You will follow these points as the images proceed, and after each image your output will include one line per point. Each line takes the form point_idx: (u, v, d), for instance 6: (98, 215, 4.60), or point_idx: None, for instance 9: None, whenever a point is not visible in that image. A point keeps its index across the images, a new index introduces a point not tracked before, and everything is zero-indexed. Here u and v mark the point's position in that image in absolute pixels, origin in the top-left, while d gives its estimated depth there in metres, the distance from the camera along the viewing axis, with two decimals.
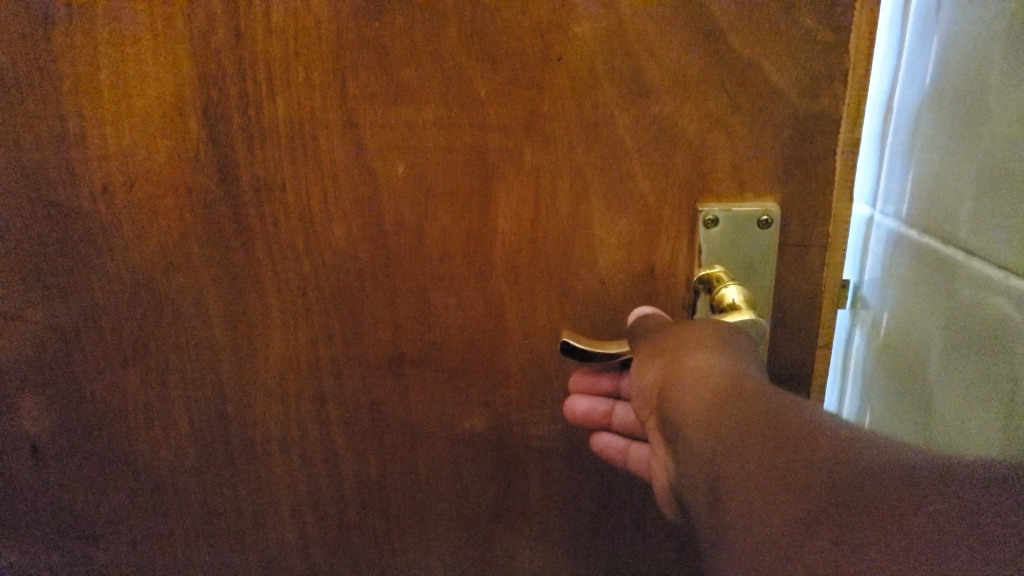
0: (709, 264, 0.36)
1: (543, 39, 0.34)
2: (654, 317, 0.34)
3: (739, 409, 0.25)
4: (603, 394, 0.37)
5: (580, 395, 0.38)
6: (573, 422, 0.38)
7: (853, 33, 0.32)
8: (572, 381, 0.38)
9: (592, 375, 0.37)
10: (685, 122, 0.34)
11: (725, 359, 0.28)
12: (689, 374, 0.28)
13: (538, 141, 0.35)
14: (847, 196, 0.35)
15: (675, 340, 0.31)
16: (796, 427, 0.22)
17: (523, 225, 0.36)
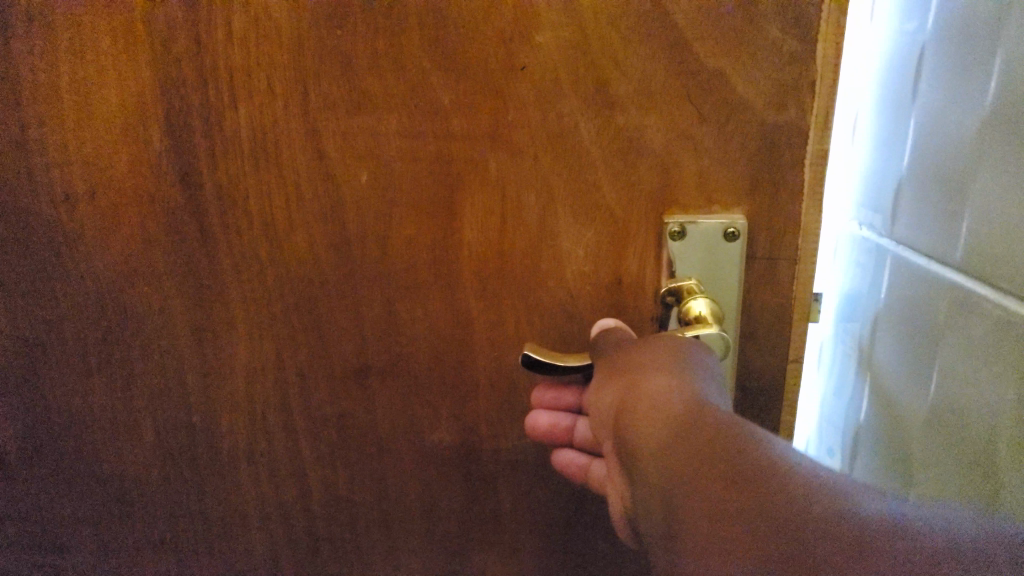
0: (684, 278, 0.35)
1: (505, 48, 0.33)
2: (620, 334, 0.33)
3: (696, 441, 0.24)
4: (565, 408, 0.36)
5: (541, 409, 0.36)
6: (535, 437, 0.37)
7: (819, 43, 0.32)
8: (534, 395, 0.37)
9: (556, 389, 0.36)
10: (650, 132, 0.34)
11: (681, 381, 0.28)
12: (647, 397, 0.28)
13: (502, 152, 0.35)
14: (815, 208, 0.34)
15: (634, 359, 0.30)
16: (757, 470, 0.22)
17: (488, 236, 0.36)
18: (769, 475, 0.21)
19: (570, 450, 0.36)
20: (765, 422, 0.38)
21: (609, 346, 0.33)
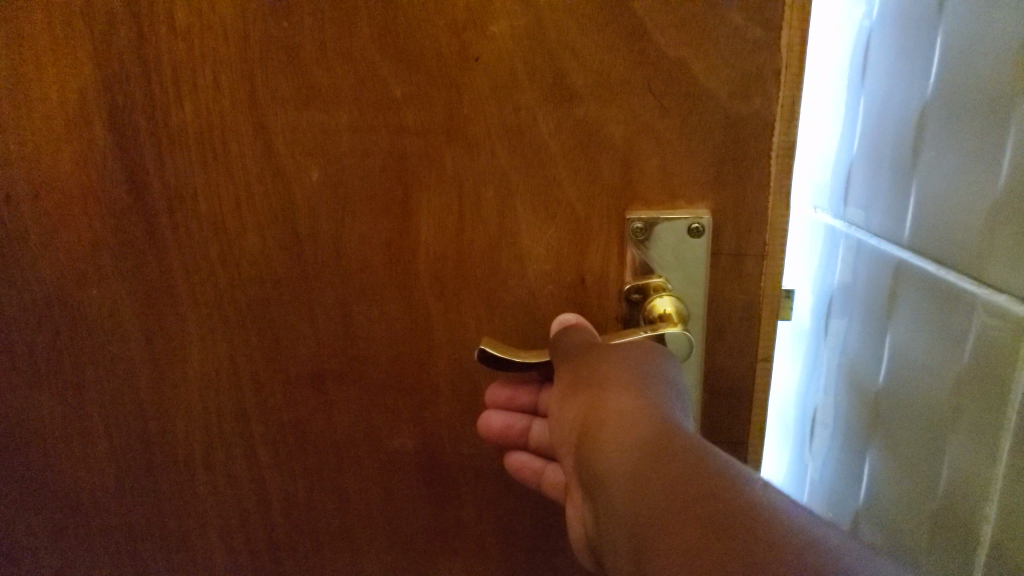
0: (651, 274, 0.34)
1: (458, 38, 0.32)
2: (582, 334, 0.31)
3: (666, 476, 0.23)
4: (520, 409, 0.35)
5: (495, 411, 0.36)
6: (489, 440, 0.36)
7: (784, 30, 0.31)
8: (488, 395, 0.36)
9: (510, 388, 0.36)
10: (611, 125, 0.33)
11: (648, 403, 0.26)
12: (614, 419, 0.26)
13: (458, 147, 0.33)
14: (782, 202, 0.33)
15: (597, 371, 0.29)
16: (728, 514, 0.20)
17: (446, 233, 0.35)
18: (742, 519, 0.20)
19: (525, 453, 0.36)
20: (735, 423, 0.36)
21: (569, 347, 0.31)
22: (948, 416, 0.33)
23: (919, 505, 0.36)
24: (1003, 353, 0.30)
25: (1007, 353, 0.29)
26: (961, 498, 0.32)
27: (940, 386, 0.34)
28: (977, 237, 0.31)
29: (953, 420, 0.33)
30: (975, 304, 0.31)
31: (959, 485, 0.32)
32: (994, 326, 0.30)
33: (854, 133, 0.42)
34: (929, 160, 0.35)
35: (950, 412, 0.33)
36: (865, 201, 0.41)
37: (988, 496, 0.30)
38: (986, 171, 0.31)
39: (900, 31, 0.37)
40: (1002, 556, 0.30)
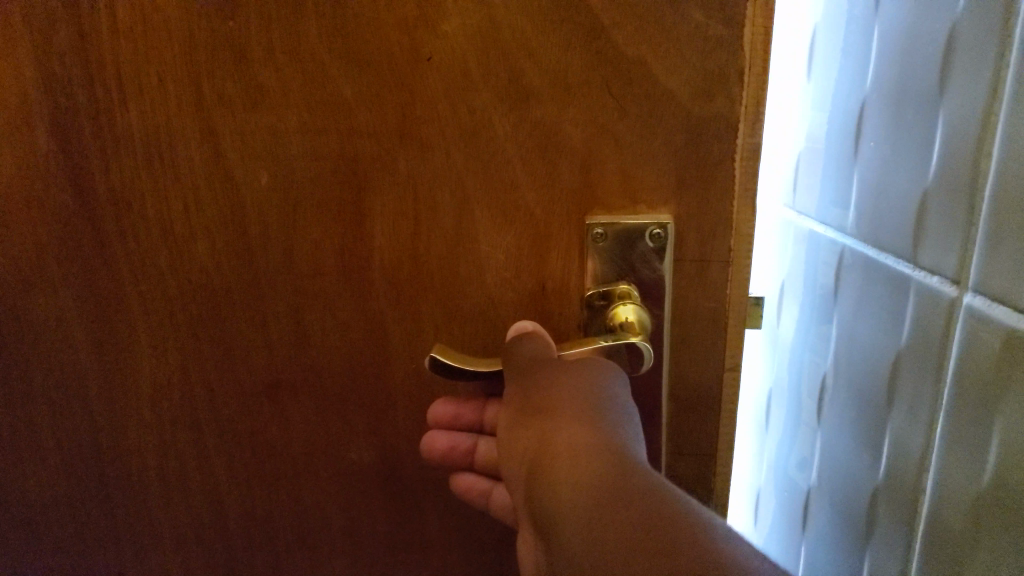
0: (613, 281, 0.33)
1: (408, 38, 0.31)
2: (538, 347, 0.30)
3: (627, 516, 0.22)
4: (464, 429, 0.34)
5: (439, 430, 0.34)
6: (433, 459, 0.35)
7: (746, 27, 0.30)
8: (431, 413, 0.34)
9: (454, 408, 0.34)
10: (569, 127, 0.31)
11: (598, 436, 0.26)
12: (563, 454, 0.26)
13: (412, 150, 0.32)
14: (748, 206, 0.32)
15: (545, 401, 0.28)
16: (692, 560, 0.20)
17: (401, 239, 0.33)
18: (707, 565, 0.19)
19: (469, 471, 0.35)
20: (702, 435, 0.35)
21: (524, 366, 0.29)
22: (890, 392, 0.36)
23: (885, 498, 0.36)
24: (936, 331, 0.32)
25: (939, 331, 0.32)
26: (905, 472, 0.34)
27: (884, 365, 0.36)
28: (911, 222, 0.34)
29: (894, 396, 0.35)
30: (910, 285, 0.34)
31: (902, 459, 0.35)
32: (928, 306, 0.32)
33: (808, 128, 0.44)
34: (871, 153, 0.37)
35: (891, 389, 0.36)
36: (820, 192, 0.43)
37: (925, 466, 0.33)
38: (919, 161, 0.33)
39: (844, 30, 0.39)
40: (937, 523, 0.32)
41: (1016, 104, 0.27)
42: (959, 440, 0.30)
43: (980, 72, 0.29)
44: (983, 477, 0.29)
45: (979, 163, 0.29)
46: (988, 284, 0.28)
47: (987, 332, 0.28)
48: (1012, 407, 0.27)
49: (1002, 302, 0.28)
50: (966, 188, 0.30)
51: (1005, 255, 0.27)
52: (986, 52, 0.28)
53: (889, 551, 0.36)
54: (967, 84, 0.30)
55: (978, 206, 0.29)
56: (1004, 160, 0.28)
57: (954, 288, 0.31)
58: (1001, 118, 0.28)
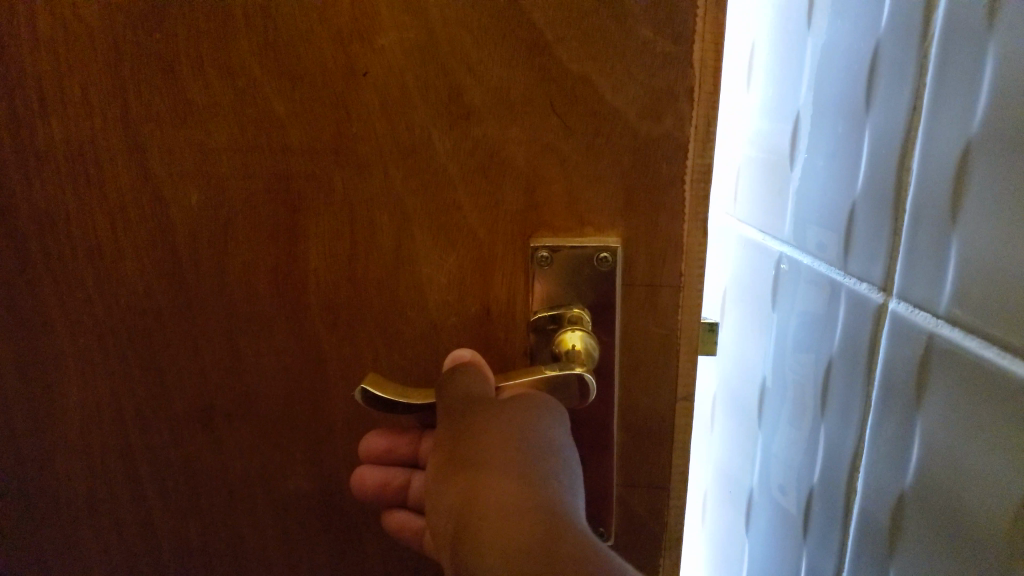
0: (567, 303, 0.32)
1: (344, 52, 0.29)
2: (472, 390, 0.29)
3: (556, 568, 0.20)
4: (398, 463, 0.32)
5: (371, 465, 0.32)
6: (363, 495, 0.33)
7: (696, 44, 0.28)
8: (364, 447, 0.32)
9: (387, 439, 0.32)
10: (513, 147, 0.30)
11: (528, 480, 0.24)
12: (492, 498, 0.23)
13: (349, 169, 0.31)
14: (699, 229, 0.31)
15: (475, 439, 0.26)
16: None
17: (338, 261, 0.32)
18: None
19: (404, 510, 0.32)
20: (654, 466, 0.34)
21: (455, 411, 0.28)
22: (826, 390, 0.38)
23: (828, 497, 0.38)
24: (865, 334, 0.34)
25: (867, 333, 0.34)
26: (842, 470, 0.37)
27: (822, 365, 0.39)
28: (843, 232, 0.36)
29: (830, 394, 0.38)
30: (842, 290, 0.36)
31: (840, 457, 0.37)
32: (858, 311, 0.35)
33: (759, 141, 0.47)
34: (810, 167, 0.40)
35: (827, 387, 0.38)
36: (769, 202, 0.45)
37: (858, 462, 0.35)
38: (849, 176, 0.36)
39: (789, 51, 0.42)
40: (870, 517, 0.34)
41: (933, 125, 0.29)
42: (888, 439, 0.32)
43: (901, 94, 0.31)
44: (909, 471, 0.31)
45: (901, 179, 0.31)
46: (909, 291, 0.31)
47: (909, 336, 0.31)
48: (931, 404, 0.29)
49: (922, 309, 0.30)
50: (890, 200, 0.32)
51: (926, 266, 0.30)
52: (906, 77, 0.31)
53: (826, 541, 0.38)
54: (889, 105, 0.32)
55: (900, 218, 0.31)
56: (922, 177, 0.30)
57: (880, 294, 0.33)
58: (919, 138, 0.30)
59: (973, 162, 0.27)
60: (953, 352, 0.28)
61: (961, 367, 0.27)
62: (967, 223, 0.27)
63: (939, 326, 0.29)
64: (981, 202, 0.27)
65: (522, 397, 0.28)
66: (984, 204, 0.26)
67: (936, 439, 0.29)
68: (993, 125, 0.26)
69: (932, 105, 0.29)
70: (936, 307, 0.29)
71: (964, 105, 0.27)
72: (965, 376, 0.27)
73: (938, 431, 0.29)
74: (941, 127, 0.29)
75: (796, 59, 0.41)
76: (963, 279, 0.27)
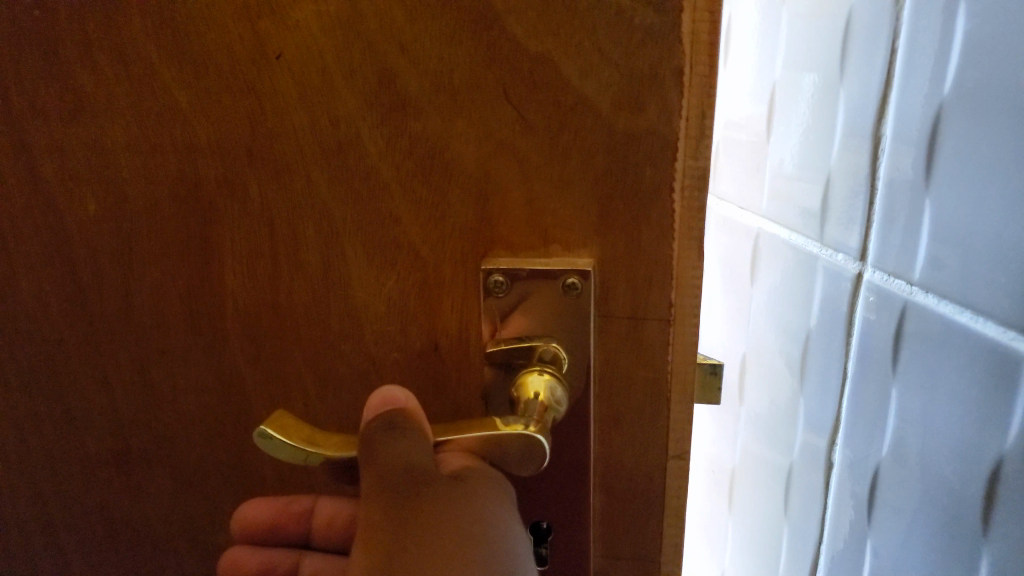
0: (543, 337, 0.26)
1: (251, 30, 0.24)
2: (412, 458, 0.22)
3: None
4: (282, 540, 0.29)
5: (246, 546, 0.29)
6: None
7: (685, 13, 0.22)
8: (236, 524, 0.29)
9: (273, 510, 0.29)
10: (459, 144, 0.24)
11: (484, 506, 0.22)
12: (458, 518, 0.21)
13: (267, 172, 0.26)
14: (693, 248, 0.24)
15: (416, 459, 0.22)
16: None
17: (258, 281, 0.27)
18: None
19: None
20: (639, 533, 0.28)
21: (393, 488, 0.21)
22: (803, 370, 0.36)
23: (803, 475, 0.36)
24: (840, 306, 0.32)
25: (844, 307, 0.32)
26: (817, 449, 0.35)
27: (801, 343, 0.36)
28: (820, 201, 0.33)
29: (809, 374, 0.35)
30: (820, 263, 0.33)
31: (816, 436, 0.35)
32: (835, 283, 0.32)
33: (727, 110, 0.44)
34: (788, 137, 0.36)
35: (806, 366, 0.36)
36: (748, 175, 0.42)
37: (835, 440, 0.33)
38: (824, 142, 0.33)
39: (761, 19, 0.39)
40: (847, 497, 0.32)
41: (907, 83, 0.27)
42: (864, 416, 0.31)
43: (876, 53, 0.29)
44: (884, 448, 0.29)
45: (874, 142, 0.29)
46: (883, 261, 0.29)
47: (884, 306, 0.29)
48: (908, 378, 0.28)
49: (895, 278, 0.28)
50: (864, 164, 0.30)
51: (898, 234, 0.28)
52: (878, 33, 0.28)
53: (804, 522, 0.37)
54: (862, 63, 0.30)
55: (874, 183, 0.29)
56: (897, 138, 0.27)
57: (856, 264, 0.31)
58: (894, 97, 0.27)
59: (944, 121, 0.25)
60: (930, 322, 0.26)
61: (941, 338, 0.26)
62: (941, 184, 0.25)
63: (913, 293, 0.27)
64: (954, 165, 0.25)
65: (462, 475, 0.22)
66: (956, 164, 0.24)
67: (911, 412, 0.28)
68: (970, 77, 0.24)
69: (907, 61, 0.27)
70: (911, 276, 0.27)
71: (940, 61, 0.25)
72: (943, 348, 0.26)
73: (914, 405, 0.27)
74: (913, 84, 0.26)
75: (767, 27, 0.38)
76: (936, 246, 0.25)
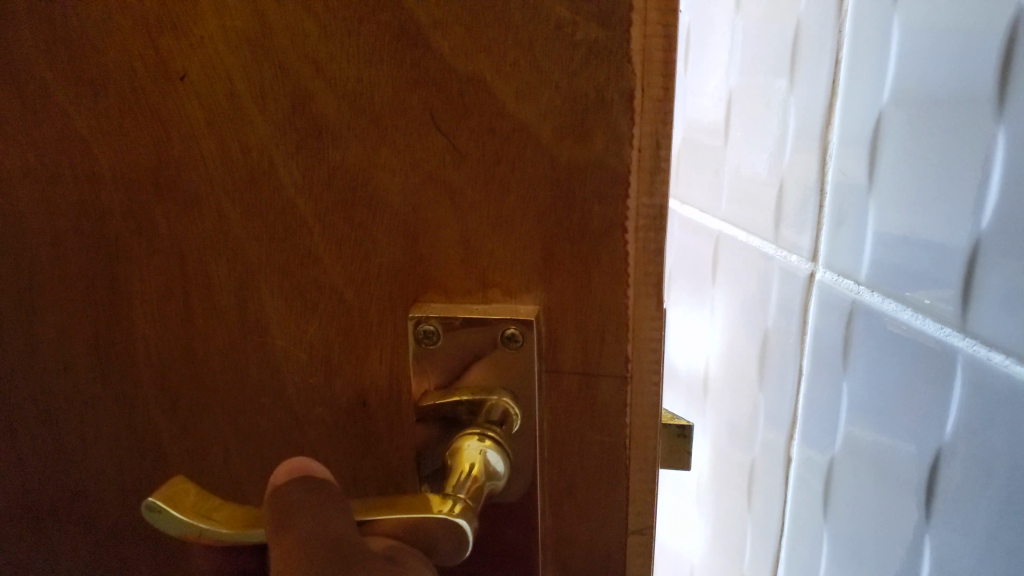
0: (491, 391, 0.22)
1: (151, 46, 0.21)
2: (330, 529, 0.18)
3: None
4: None
5: None
6: None
7: (634, 27, 0.19)
8: None
9: None
10: (381, 175, 0.21)
11: None
12: None
13: (175, 205, 0.23)
14: (651, 297, 0.21)
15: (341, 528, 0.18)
16: None
17: (171, 323, 0.24)
18: None
19: None
20: None
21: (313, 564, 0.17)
22: (761, 370, 0.37)
23: (760, 471, 0.38)
24: (795, 306, 0.33)
25: (798, 304, 0.33)
26: (774, 446, 0.36)
27: (758, 343, 0.37)
28: (774, 205, 0.35)
29: (768, 374, 0.36)
30: (775, 264, 0.35)
31: (773, 434, 0.36)
32: (790, 283, 0.33)
33: (681, 115, 0.45)
34: (744, 143, 0.37)
35: (764, 366, 0.37)
36: (704, 180, 0.42)
37: (792, 437, 0.34)
38: (775, 148, 0.34)
39: (715, 27, 0.40)
40: (803, 489, 0.34)
41: (851, 93, 0.28)
42: (818, 412, 0.32)
43: (821, 64, 0.30)
44: (837, 440, 0.31)
45: (823, 147, 0.30)
46: (833, 262, 0.30)
47: (835, 307, 0.30)
48: (858, 374, 0.29)
49: (844, 278, 0.29)
50: (814, 170, 0.31)
51: (848, 235, 0.29)
52: (823, 45, 0.30)
53: (764, 519, 0.37)
54: (809, 73, 0.31)
55: (824, 188, 0.30)
56: (843, 147, 0.29)
57: (809, 265, 0.32)
58: (841, 106, 0.29)
59: (885, 130, 0.27)
60: (880, 318, 0.28)
61: (889, 333, 0.27)
62: (885, 189, 0.27)
63: (862, 293, 0.28)
64: (897, 169, 0.26)
65: (394, 557, 0.18)
66: (898, 169, 0.26)
67: (862, 407, 0.29)
68: (907, 90, 0.26)
69: (849, 73, 0.28)
70: (860, 276, 0.28)
71: (879, 73, 0.27)
72: (890, 344, 0.27)
73: (864, 399, 0.29)
74: (858, 94, 0.28)
75: (716, 39, 0.40)
76: (882, 247, 0.27)
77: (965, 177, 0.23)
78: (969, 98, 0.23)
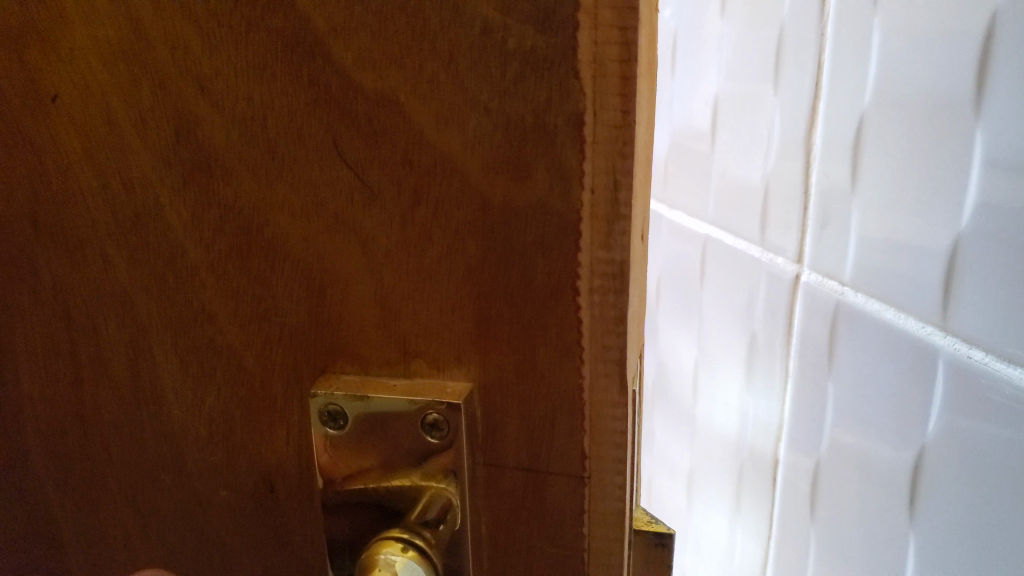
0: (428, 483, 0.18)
1: (18, 61, 0.18)
2: None
3: None
4: None
5: None
6: None
7: (582, 34, 0.14)
8: None
9: None
10: (276, 214, 0.17)
11: None
12: None
13: (55, 248, 0.19)
14: (610, 379, 0.17)
15: None
16: None
17: (58, 385, 0.21)
18: None
19: None
20: None
21: None
22: (748, 380, 0.36)
23: (744, 476, 0.37)
24: (780, 306, 0.32)
25: (784, 309, 0.32)
26: (762, 452, 0.35)
27: (743, 348, 0.36)
28: (759, 209, 0.33)
29: (755, 381, 0.35)
30: (760, 268, 0.34)
31: (760, 439, 0.35)
32: (774, 288, 0.33)
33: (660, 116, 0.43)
34: (728, 145, 0.35)
35: (750, 372, 0.35)
36: (686, 183, 0.40)
37: (778, 442, 0.33)
38: (761, 152, 0.33)
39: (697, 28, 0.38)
40: (790, 496, 0.33)
41: (833, 95, 0.28)
42: (803, 415, 0.32)
43: (805, 62, 0.29)
44: (823, 443, 0.30)
45: (806, 148, 0.30)
46: (819, 263, 0.29)
47: (819, 310, 0.30)
48: (844, 375, 0.29)
49: (829, 279, 0.29)
50: (799, 173, 0.30)
51: (833, 235, 0.28)
52: (806, 48, 0.29)
53: (749, 527, 0.37)
54: (793, 72, 0.30)
55: (808, 190, 0.30)
56: (826, 149, 0.29)
57: (794, 266, 0.31)
58: (823, 106, 0.28)
59: (868, 130, 0.26)
60: (864, 320, 0.27)
61: (874, 334, 0.27)
62: (868, 190, 0.27)
63: (846, 294, 0.28)
64: (882, 170, 0.26)
65: None
66: (881, 171, 0.26)
67: (849, 409, 0.29)
68: (886, 90, 0.25)
69: (832, 77, 0.28)
70: (843, 276, 0.28)
71: (860, 72, 0.26)
72: (876, 342, 0.27)
73: (850, 403, 0.29)
74: (840, 93, 0.27)
75: (699, 41, 0.38)
76: (865, 249, 0.27)
77: (945, 174, 0.23)
78: (952, 93, 0.23)
